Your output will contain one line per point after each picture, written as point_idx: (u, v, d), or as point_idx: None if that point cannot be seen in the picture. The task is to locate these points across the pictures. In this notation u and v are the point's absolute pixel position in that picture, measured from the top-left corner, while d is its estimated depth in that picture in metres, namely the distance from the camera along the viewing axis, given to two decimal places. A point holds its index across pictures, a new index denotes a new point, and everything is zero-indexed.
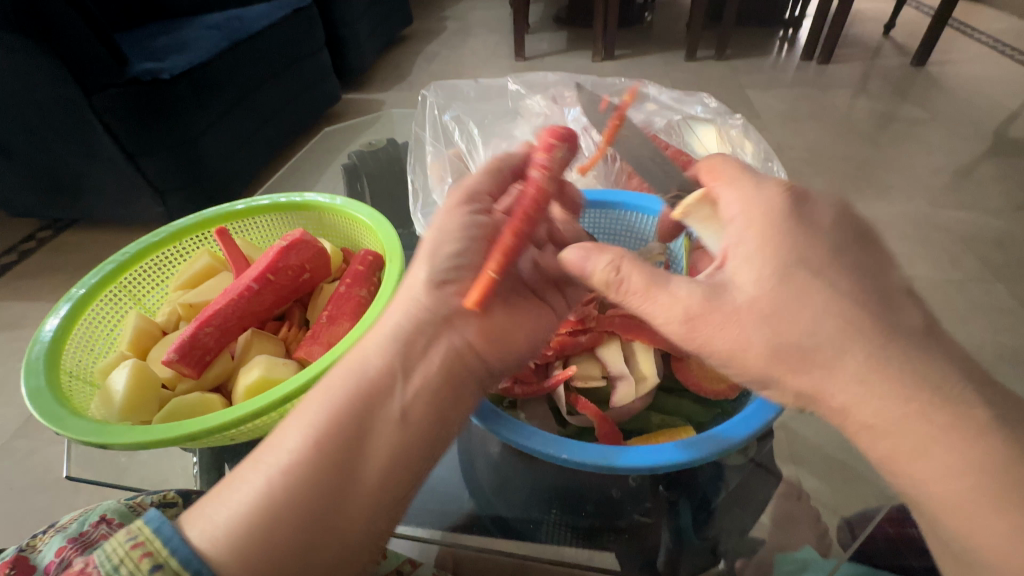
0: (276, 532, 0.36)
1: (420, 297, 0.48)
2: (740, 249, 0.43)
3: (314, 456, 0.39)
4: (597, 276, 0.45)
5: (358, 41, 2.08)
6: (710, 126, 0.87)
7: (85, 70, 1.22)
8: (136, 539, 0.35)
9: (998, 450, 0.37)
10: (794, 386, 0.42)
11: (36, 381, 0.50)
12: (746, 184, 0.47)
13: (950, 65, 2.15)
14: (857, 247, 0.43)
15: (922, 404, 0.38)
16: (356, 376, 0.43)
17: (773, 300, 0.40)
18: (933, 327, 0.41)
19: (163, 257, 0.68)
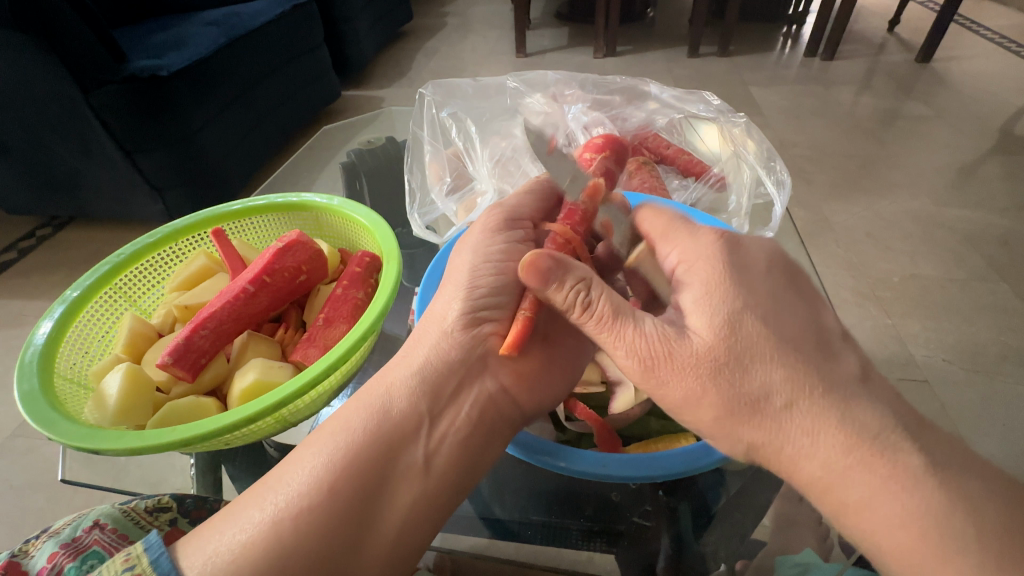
0: (280, 575, 0.37)
1: (451, 333, 0.50)
2: (687, 294, 0.42)
3: (329, 498, 0.40)
4: (561, 297, 0.43)
5: (357, 37, 2.07)
6: (712, 126, 0.86)
7: (82, 67, 1.21)
8: (133, 570, 0.36)
9: (935, 499, 0.34)
10: (744, 437, 0.40)
11: (29, 384, 0.50)
12: (681, 232, 0.47)
13: (955, 62, 2.13)
14: (792, 292, 0.42)
15: (866, 452, 0.35)
16: (384, 424, 0.45)
17: (726, 349, 0.39)
18: (869, 372, 0.40)
19: (159, 258, 0.68)
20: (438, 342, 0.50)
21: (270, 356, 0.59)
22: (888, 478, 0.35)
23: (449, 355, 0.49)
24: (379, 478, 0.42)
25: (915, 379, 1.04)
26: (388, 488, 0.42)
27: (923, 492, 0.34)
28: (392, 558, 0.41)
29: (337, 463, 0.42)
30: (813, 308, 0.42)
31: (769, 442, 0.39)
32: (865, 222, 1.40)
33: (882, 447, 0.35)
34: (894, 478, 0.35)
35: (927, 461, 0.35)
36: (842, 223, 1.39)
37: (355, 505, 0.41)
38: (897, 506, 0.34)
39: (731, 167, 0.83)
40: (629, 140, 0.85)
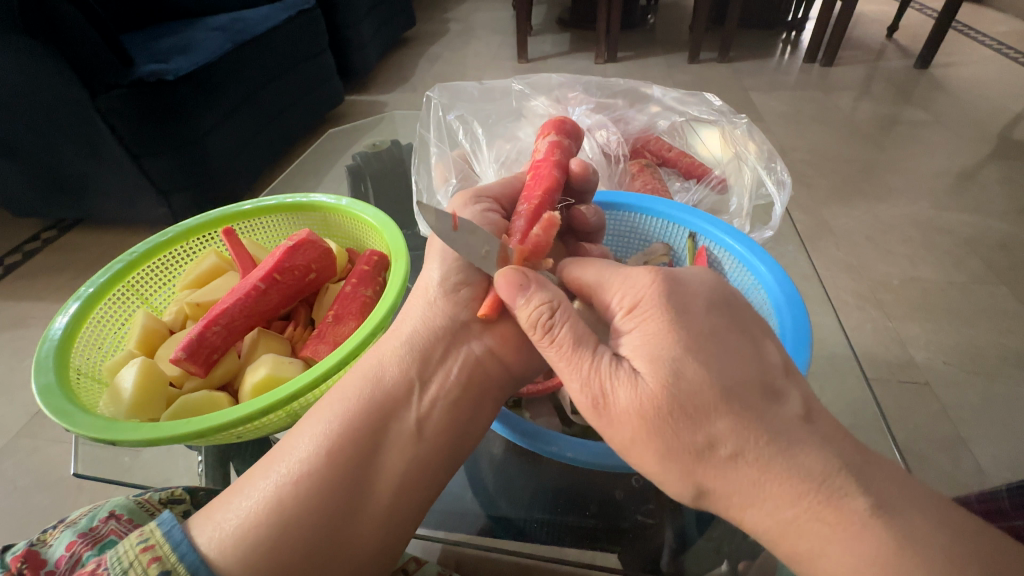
0: (289, 539, 0.39)
1: (434, 301, 0.51)
2: (631, 338, 0.41)
3: (324, 466, 0.42)
4: (525, 313, 0.43)
5: (361, 43, 2.09)
6: (714, 128, 0.88)
7: (90, 71, 1.23)
8: (147, 542, 0.37)
9: (884, 543, 0.33)
10: (694, 483, 0.39)
11: (46, 378, 0.51)
12: (617, 276, 0.45)
13: (953, 68, 2.15)
14: (733, 331, 0.40)
15: (812, 502, 0.35)
16: (376, 390, 0.46)
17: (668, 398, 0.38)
18: (814, 411, 0.39)
19: (170, 256, 0.69)
20: (423, 312, 0.50)
21: (280, 353, 0.60)
22: (834, 524, 0.34)
23: (437, 324, 0.50)
24: (374, 443, 0.44)
25: (914, 381, 1.05)
26: (384, 451, 0.44)
27: (867, 535, 0.33)
28: (395, 518, 0.43)
29: (332, 429, 0.44)
30: (756, 346, 0.40)
31: (718, 490, 0.38)
32: (864, 226, 1.41)
33: (826, 496, 0.35)
34: (841, 525, 0.34)
35: (876, 504, 0.34)
36: (842, 227, 1.40)
37: (355, 468, 0.43)
38: (846, 552, 0.34)
39: (732, 169, 0.84)
40: (632, 143, 0.87)
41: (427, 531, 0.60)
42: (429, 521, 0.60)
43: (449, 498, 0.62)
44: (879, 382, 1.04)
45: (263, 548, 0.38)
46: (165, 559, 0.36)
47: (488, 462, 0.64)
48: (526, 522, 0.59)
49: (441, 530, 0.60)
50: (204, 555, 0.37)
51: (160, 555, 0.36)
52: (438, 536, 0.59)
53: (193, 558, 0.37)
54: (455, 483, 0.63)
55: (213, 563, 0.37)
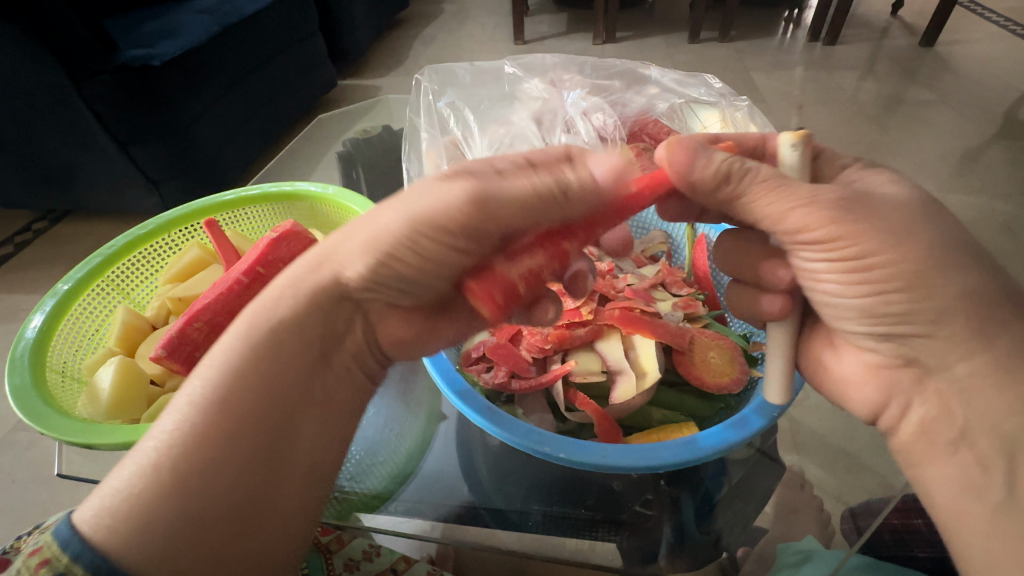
0: (194, 532, 0.34)
1: (324, 262, 0.41)
2: (863, 196, 0.41)
3: (221, 438, 0.36)
4: (715, 169, 0.40)
5: (353, 25, 2.04)
6: (713, 110, 0.85)
7: (73, 57, 1.20)
8: (36, 545, 0.34)
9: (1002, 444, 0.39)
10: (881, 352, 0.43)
11: (20, 379, 0.49)
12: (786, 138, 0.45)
13: (960, 45, 2.10)
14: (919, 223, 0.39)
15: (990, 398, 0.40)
16: (275, 354, 0.39)
17: (843, 209, 0.39)
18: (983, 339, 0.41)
19: (152, 249, 0.67)
20: (308, 267, 0.41)
21: None
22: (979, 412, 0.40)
23: (334, 285, 0.41)
24: (280, 416, 0.38)
25: None
26: (292, 424, 0.39)
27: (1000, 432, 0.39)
28: (310, 491, 0.40)
29: (224, 401, 0.37)
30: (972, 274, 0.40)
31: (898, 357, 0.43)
32: None
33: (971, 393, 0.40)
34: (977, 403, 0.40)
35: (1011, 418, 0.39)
36: None
37: (259, 451, 0.37)
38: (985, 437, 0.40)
39: None
40: (629, 127, 0.84)
41: (414, 529, 0.57)
42: (417, 516, 0.58)
43: (443, 493, 0.61)
44: None
45: (163, 547, 0.33)
46: (56, 560, 0.33)
47: (484, 453, 0.63)
48: (522, 516, 0.58)
49: (436, 529, 0.57)
50: (96, 547, 0.33)
51: (48, 558, 0.33)
52: (431, 535, 0.57)
53: (85, 555, 0.33)
54: (451, 476, 0.62)
55: (109, 553, 0.33)
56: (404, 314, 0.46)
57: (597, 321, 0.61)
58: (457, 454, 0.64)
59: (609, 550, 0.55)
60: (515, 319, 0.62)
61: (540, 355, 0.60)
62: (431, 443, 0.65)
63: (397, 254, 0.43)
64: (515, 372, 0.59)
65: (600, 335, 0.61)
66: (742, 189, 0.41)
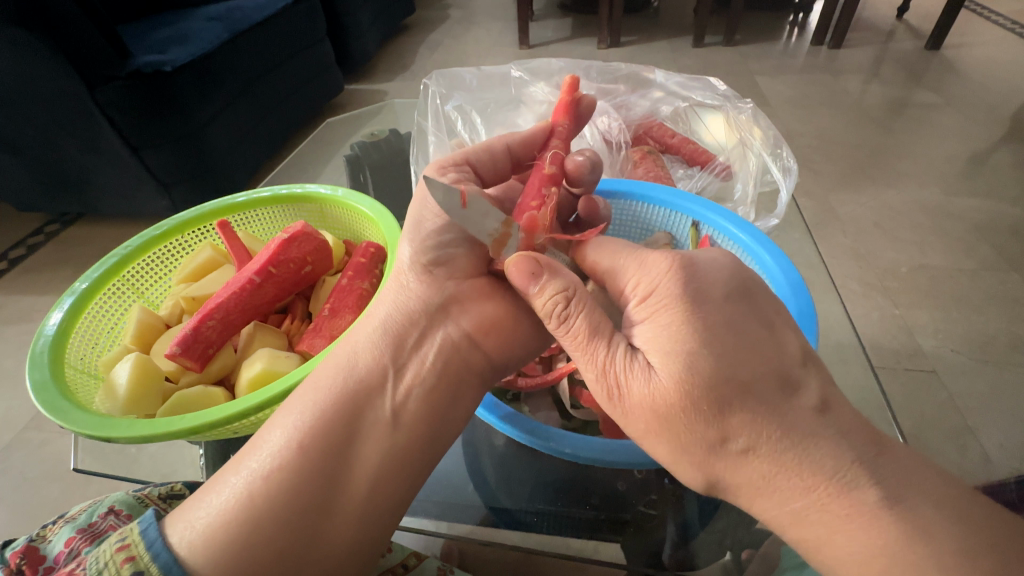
0: (260, 540, 0.37)
1: (407, 285, 0.48)
2: (646, 326, 0.41)
3: (296, 458, 0.40)
4: (540, 302, 0.42)
5: (360, 30, 2.06)
6: (718, 114, 0.87)
7: (87, 63, 1.21)
8: (123, 541, 0.36)
9: (898, 529, 0.34)
10: (706, 475, 0.40)
11: (41, 374, 0.51)
12: (633, 260, 0.44)
13: (965, 49, 2.10)
14: (748, 316, 0.40)
15: (822, 495, 0.35)
16: (349, 380, 0.45)
17: (668, 403, 0.38)
18: (833, 400, 0.38)
19: (167, 250, 0.68)
20: (397, 295, 0.48)
21: (276, 347, 0.60)
22: (847, 515, 0.35)
23: (414, 312, 0.47)
24: (348, 433, 0.42)
25: (921, 369, 1.04)
26: (358, 443, 0.42)
27: (884, 526, 0.34)
28: (372, 514, 0.41)
29: (302, 421, 0.42)
30: (777, 338, 0.40)
31: (732, 479, 0.39)
32: (872, 212, 1.38)
33: (839, 486, 0.35)
34: (856, 516, 0.35)
35: (887, 495, 0.35)
36: (848, 214, 1.38)
37: (326, 461, 0.41)
38: (858, 541, 0.34)
39: (737, 156, 0.83)
40: (633, 131, 0.85)
41: (423, 524, 0.59)
42: (425, 515, 0.60)
43: (451, 492, 0.62)
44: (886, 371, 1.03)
45: (232, 551, 0.36)
46: (138, 559, 0.35)
47: (490, 454, 0.64)
48: (527, 515, 0.59)
49: (442, 524, 0.59)
50: (176, 557, 0.36)
51: (133, 555, 0.35)
52: (438, 530, 0.58)
53: (165, 559, 0.36)
54: (456, 474, 0.63)
55: (184, 561, 0.36)
56: (498, 313, 0.48)
57: None
58: (463, 452, 0.65)
59: (615, 550, 0.56)
60: None
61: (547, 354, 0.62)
62: None
63: (458, 247, 0.48)
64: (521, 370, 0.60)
65: None
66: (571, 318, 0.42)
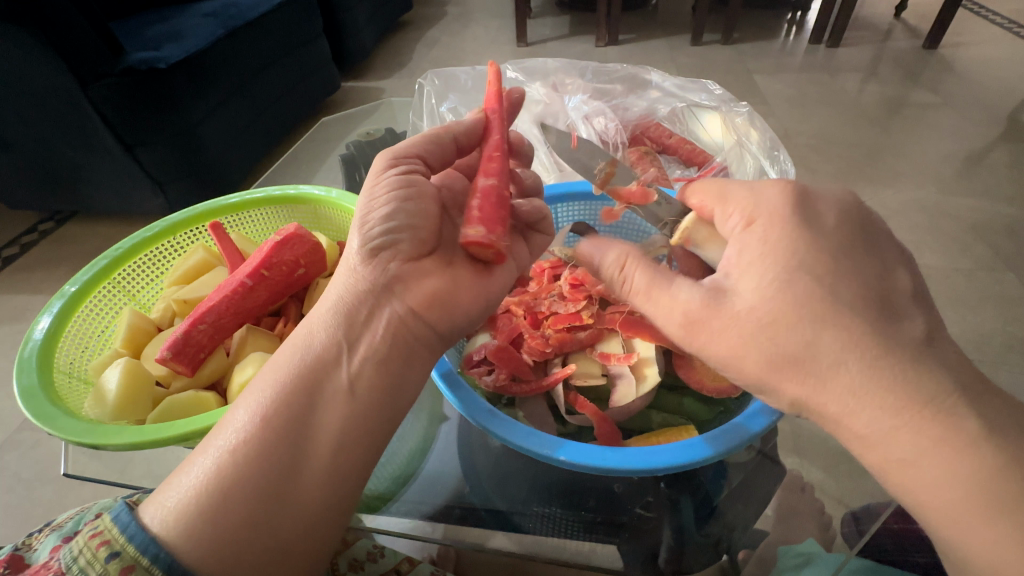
0: (231, 512, 0.37)
1: (357, 269, 0.47)
2: (744, 252, 0.43)
3: (261, 432, 0.40)
4: (607, 262, 0.47)
5: (357, 28, 2.05)
6: (715, 113, 0.86)
7: (79, 59, 1.20)
8: (96, 529, 0.36)
9: (992, 454, 0.36)
10: (791, 400, 0.42)
11: (29, 380, 0.50)
12: (741, 190, 0.46)
13: (963, 48, 2.10)
14: (864, 251, 0.43)
15: (917, 417, 0.37)
16: (306, 356, 0.44)
17: (770, 321, 0.40)
18: (935, 335, 0.41)
19: (159, 252, 0.68)
20: (346, 279, 0.47)
21: (270, 350, 0.59)
22: (938, 439, 0.37)
23: (371, 291, 0.46)
24: (308, 404, 0.42)
25: None
26: (318, 411, 0.42)
27: (971, 453, 0.37)
28: (337, 479, 0.40)
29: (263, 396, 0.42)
30: (887, 269, 0.43)
31: (813, 401, 0.40)
32: None
33: (934, 412, 0.37)
34: (945, 441, 0.37)
35: (983, 426, 0.37)
36: None
37: (291, 435, 0.40)
38: (944, 467, 0.37)
39: (734, 157, 0.82)
40: (630, 130, 0.84)
41: (417, 530, 0.57)
42: (418, 519, 0.58)
43: (445, 494, 0.61)
44: None
45: (205, 529, 0.36)
46: (113, 541, 0.35)
47: (485, 454, 0.63)
48: (523, 519, 0.59)
49: (437, 529, 0.58)
50: (156, 535, 0.36)
51: (108, 539, 0.36)
52: (433, 536, 0.57)
53: (141, 538, 0.35)
54: (451, 477, 0.63)
55: (163, 540, 0.35)
56: (457, 285, 0.48)
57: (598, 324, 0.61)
58: (458, 453, 0.64)
59: (612, 554, 0.55)
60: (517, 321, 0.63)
61: (542, 358, 0.61)
62: (433, 445, 0.66)
63: (405, 231, 0.47)
64: (516, 375, 0.60)
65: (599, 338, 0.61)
66: (639, 271, 0.46)
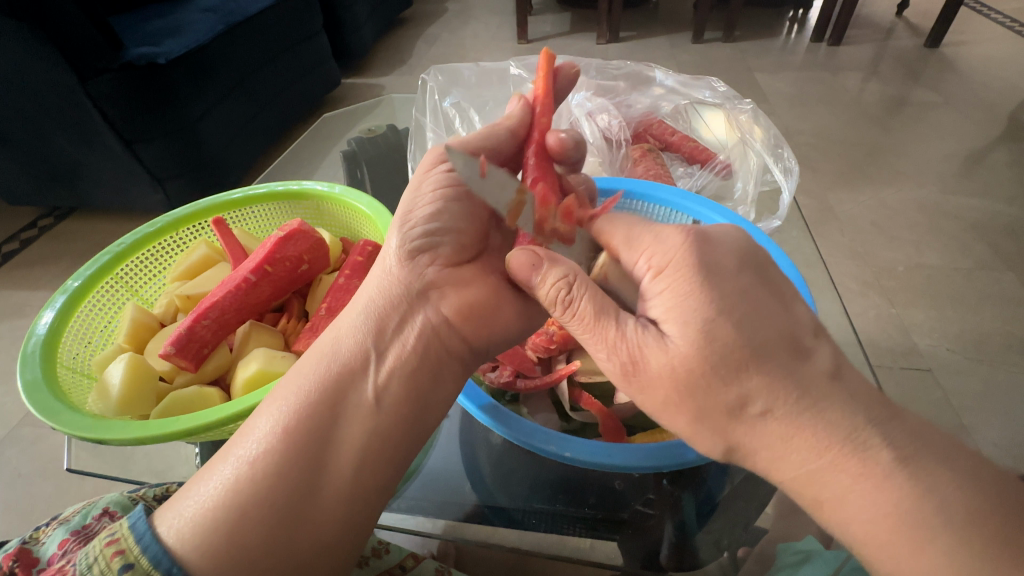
0: (247, 526, 0.37)
1: (393, 273, 0.47)
2: (661, 299, 0.40)
3: (282, 443, 0.40)
4: (545, 291, 0.43)
5: (357, 24, 2.04)
6: (719, 111, 0.86)
7: (79, 54, 1.19)
8: (113, 535, 0.36)
9: (905, 491, 0.35)
10: (725, 442, 0.41)
11: (32, 374, 0.50)
12: (646, 235, 0.43)
13: (965, 47, 2.09)
14: (762, 288, 0.40)
15: (837, 455, 0.37)
16: (332, 366, 0.44)
17: (688, 373, 0.39)
18: (844, 369, 0.39)
19: (161, 247, 0.67)
20: (380, 281, 0.48)
21: (273, 346, 0.59)
22: (861, 475, 0.36)
23: (403, 304, 0.46)
24: (332, 418, 0.42)
25: (916, 368, 1.04)
26: (342, 424, 0.42)
27: (893, 485, 0.36)
28: (354, 497, 0.40)
29: (289, 404, 0.42)
30: (779, 310, 0.40)
31: (750, 444, 0.40)
32: (870, 211, 1.38)
33: (851, 448, 0.36)
34: (867, 476, 0.36)
35: (898, 455, 0.36)
36: (846, 212, 1.38)
37: (310, 446, 0.40)
38: (873, 502, 0.36)
39: (737, 154, 0.82)
40: (633, 128, 0.85)
41: (421, 527, 0.58)
42: (422, 514, 0.59)
43: (447, 490, 0.61)
44: (882, 369, 1.03)
45: (225, 541, 0.36)
46: (129, 551, 0.35)
47: (487, 451, 0.63)
48: (525, 515, 0.59)
49: (439, 524, 0.59)
50: (172, 549, 0.35)
51: (123, 548, 0.35)
52: (434, 531, 0.58)
53: (155, 550, 0.35)
54: (453, 474, 0.63)
55: (177, 554, 0.35)
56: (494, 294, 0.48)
57: None
58: (460, 449, 0.64)
59: (613, 549, 0.57)
60: None
61: (545, 355, 0.61)
62: (434, 441, 0.65)
63: (447, 234, 0.48)
64: (520, 371, 0.60)
65: None
66: (576, 296, 0.42)
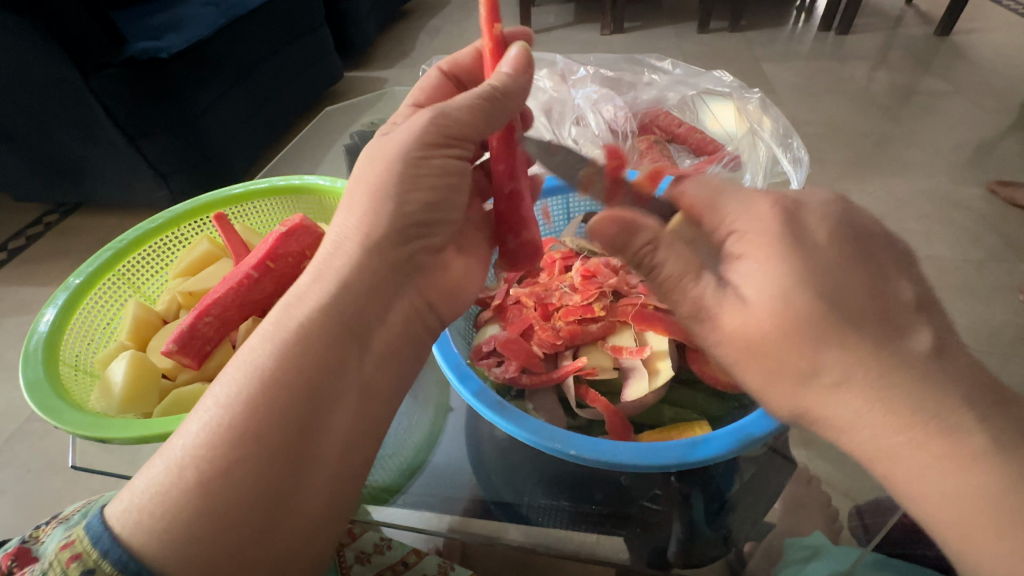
0: (210, 532, 0.33)
1: (370, 246, 0.43)
2: (742, 265, 0.40)
3: (252, 437, 0.35)
4: (629, 247, 0.44)
5: (358, 16, 2.02)
6: (727, 101, 0.84)
7: (80, 49, 1.18)
8: (68, 538, 0.35)
9: (992, 478, 0.34)
10: (795, 407, 0.40)
11: (34, 372, 0.50)
12: (733, 201, 0.43)
13: (976, 35, 2.05)
14: (859, 257, 0.39)
15: (920, 435, 0.35)
16: (307, 346, 0.39)
17: (762, 335, 0.39)
18: (942, 347, 0.38)
19: (163, 243, 0.67)
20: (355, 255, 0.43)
21: None
22: (944, 457, 0.35)
23: (371, 273, 0.42)
24: (309, 407, 0.37)
25: None
26: (321, 413, 0.38)
27: (981, 471, 0.34)
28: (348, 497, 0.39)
29: (243, 379, 0.37)
30: (860, 279, 0.38)
31: (820, 414, 0.39)
32: (879, 202, 1.36)
33: (939, 428, 0.35)
34: (949, 457, 0.35)
35: (991, 443, 0.35)
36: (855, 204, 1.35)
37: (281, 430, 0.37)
38: (953, 485, 0.35)
39: (746, 145, 0.81)
40: (639, 120, 0.83)
41: (423, 523, 0.57)
42: (426, 512, 0.58)
43: (451, 486, 0.61)
44: None
45: (184, 547, 0.33)
46: (87, 555, 0.34)
47: (492, 446, 0.63)
48: (531, 510, 0.58)
49: (442, 522, 0.57)
50: (129, 557, 0.33)
51: (80, 552, 0.34)
52: (437, 529, 0.56)
53: (115, 555, 0.33)
54: (458, 470, 0.62)
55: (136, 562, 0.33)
56: (460, 276, 0.51)
57: (609, 317, 0.61)
58: (464, 444, 0.64)
59: (619, 546, 0.55)
60: (528, 313, 0.62)
61: (552, 351, 0.61)
62: (439, 438, 0.65)
63: (443, 225, 0.48)
64: (526, 366, 0.59)
65: (611, 331, 0.60)
66: (659, 250, 0.43)
